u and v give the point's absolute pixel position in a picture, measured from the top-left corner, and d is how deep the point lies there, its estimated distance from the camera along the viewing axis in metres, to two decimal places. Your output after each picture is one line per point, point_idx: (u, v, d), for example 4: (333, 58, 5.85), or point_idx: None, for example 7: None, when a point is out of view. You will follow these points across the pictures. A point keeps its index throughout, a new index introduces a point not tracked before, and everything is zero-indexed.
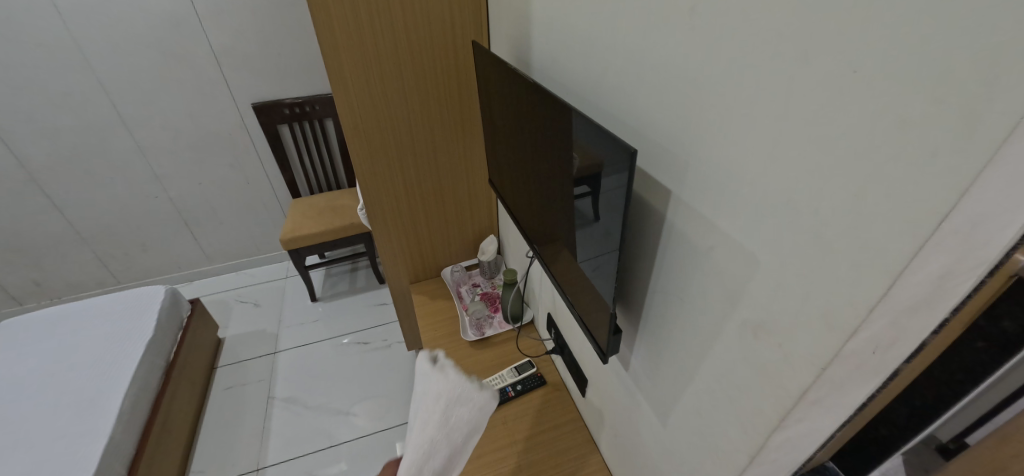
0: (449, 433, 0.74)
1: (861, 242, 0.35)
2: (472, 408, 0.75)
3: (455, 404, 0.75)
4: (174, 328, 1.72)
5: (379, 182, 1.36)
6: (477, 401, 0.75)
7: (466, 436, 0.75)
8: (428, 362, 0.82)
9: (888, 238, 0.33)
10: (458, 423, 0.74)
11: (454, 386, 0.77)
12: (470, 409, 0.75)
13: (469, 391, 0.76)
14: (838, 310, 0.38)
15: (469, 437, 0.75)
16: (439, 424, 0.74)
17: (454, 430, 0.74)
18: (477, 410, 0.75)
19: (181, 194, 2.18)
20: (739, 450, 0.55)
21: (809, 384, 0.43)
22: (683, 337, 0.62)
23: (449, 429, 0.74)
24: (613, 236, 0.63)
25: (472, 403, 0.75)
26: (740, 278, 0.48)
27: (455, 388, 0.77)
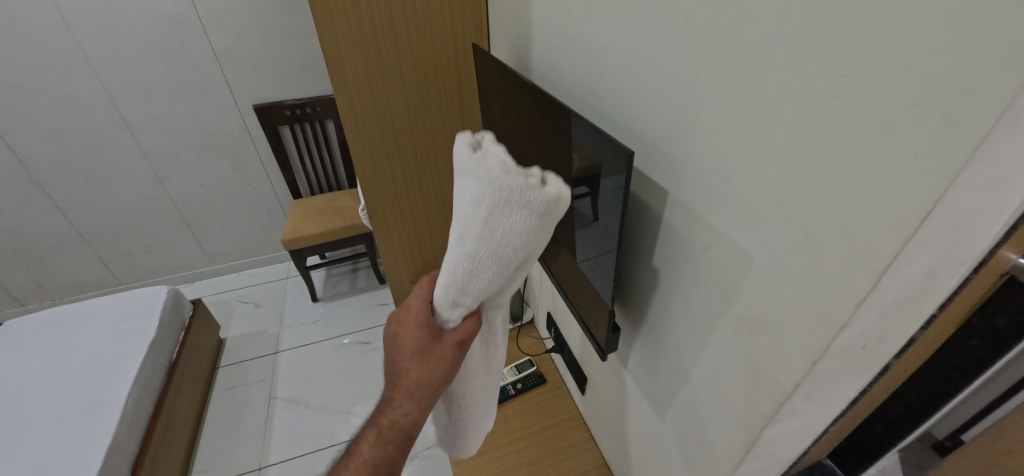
0: (494, 256, 0.48)
1: (849, 240, 0.37)
2: (527, 216, 0.45)
3: (500, 209, 0.45)
4: (176, 329, 1.73)
5: (380, 182, 1.38)
6: (535, 206, 0.44)
7: (524, 255, 0.49)
8: (467, 149, 0.50)
9: (874, 237, 0.35)
10: (505, 236, 0.47)
11: (495, 178, 0.45)
12: (525, 214, 0.45)
13: (520, 190, 0.44)
14: (828, 306, 0.40)
15: (529, 255, 0.49)
16: (475, 242, 0.48)
17: (501, 248, 0.47)
18: (540, 218, 0.45)
19: (182, 195, 2.19)
20: (734, 443, 0.57)
21: (801, 378, 0.44)
22: (679, 334, 0.63)
23: (493, 246, 0.47)
24: (611, 235, 0.64)
25: (525, 205, 0.44)
26: (734, 276, 0.50)
27: (496, 185, 0.45)
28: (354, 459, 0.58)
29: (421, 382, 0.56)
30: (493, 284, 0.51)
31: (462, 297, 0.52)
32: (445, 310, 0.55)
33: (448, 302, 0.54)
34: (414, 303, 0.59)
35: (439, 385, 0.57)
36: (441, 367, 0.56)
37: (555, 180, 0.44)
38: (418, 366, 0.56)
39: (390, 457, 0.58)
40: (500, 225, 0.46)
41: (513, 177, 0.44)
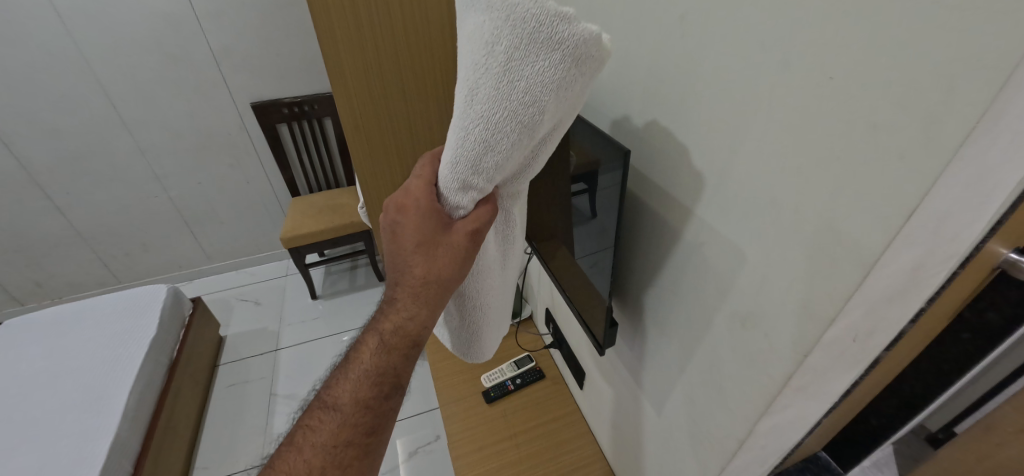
0: (515, 114, 0.45)
1: (838, 236, 0.38)
2: (557, 59, 0.41)
3: (524, 56, 0.42)
4: (176, 327, 1.74)
5: (379, 179, 1.38)
6: (563, 52, 0.41)
7: (549, 112, 0.46)
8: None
9: (862, 233, 0.36)
10: (527, 90, 0.43)
11: (518, 15, 0.41)
12: (552, 61, 0.42)
13: (549, 30, 0.40)
14: (817, 300, 0.41)
15: (554, 116, 0.47)
16: (492, 99, 0.45)
17: (523, 104, 0.44)
18: (570, 60, 0.42)
19: (180, 194, 2.19)
20: (728, 435, 0.58)
21: (793, 370, 0.45)
22: (675, 329, 0.64)
23: (515, 99, 0.44)
24: (608, 232, 0.65)
25: (553, 46, 0.41)
26: (729, 271, 0.51)
27: (520, 26, 0.41)
28: (356, 363, 0.57)
29: (430, 274, 0.57)
30: (513, 153, 0.49)
31: (479, 167, 0.50)
32: (456, 191, 0.53)
33: (460, 179, 0.52)
34: (415, 192, 0.57)
35: (449, 277, 0.57)
36: (451, 254, 0.56)
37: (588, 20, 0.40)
38: (426, 257, 0.56)
39: (393, 357, 0.57)
40: (524, 74, 0.43)
41: (539, 12, 0.40)
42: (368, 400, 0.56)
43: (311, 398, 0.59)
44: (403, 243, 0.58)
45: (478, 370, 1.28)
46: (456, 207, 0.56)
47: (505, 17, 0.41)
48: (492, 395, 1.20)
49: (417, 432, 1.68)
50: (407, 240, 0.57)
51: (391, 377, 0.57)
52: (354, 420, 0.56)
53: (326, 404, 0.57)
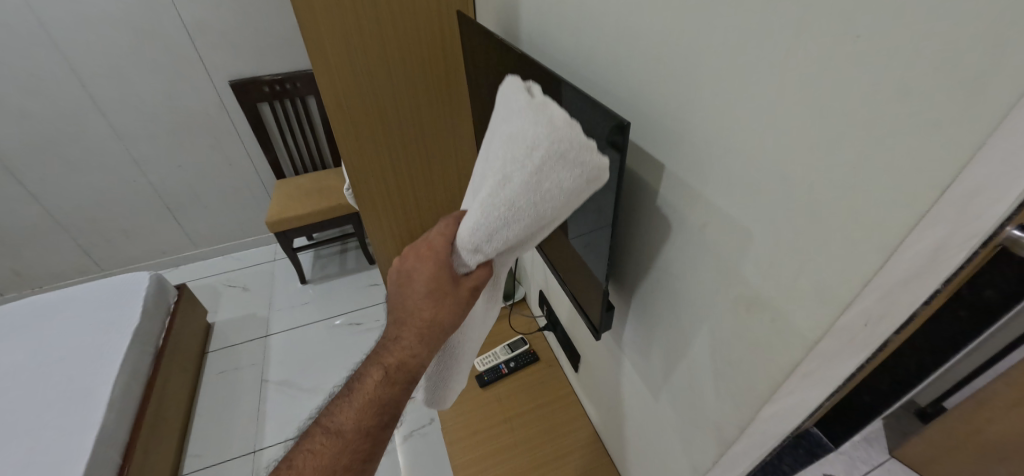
0: (527, 215, 0.48)
1: (857, 216, 0.35)
2: (577, 173, 0.45)
3: (550, 166, 0.45)
4: (161, 314, 1.70)
5: (365, 159, 1.33)
6: (583, 173, 0.45)
7: (554, 216, 0.49)
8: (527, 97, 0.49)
9: (885, 212, 0.33)
10: (543, 197, 0.46)
11: (555, 131, 0.44)
12: (573, 175, 0.45)
13: (577, 152, 0.44)
14: (832, 284, 0.38)
15: (559, 217, 0.49)
16: (514, 191, 0.47)
17: (536, 206, 0.47)
18: (586, 178, 0.45)
19: (161, 178, 2.12)
20: (729, 419, 0.56)
21: (801, 357, 0.43)
22: (673, 313, 0.61)
23: (531, 200, 0.46)
24: (605, 212, 0.62)
25: (578, 163, 0.44)
26: (733, 253, 0.47)
27: (554, 143, 0.44)
28: (357, 395, 0.57)
29: (433, 323, 0.56)
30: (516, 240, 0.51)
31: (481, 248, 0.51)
32: (463, 258, 0.54)
33: (465, 251, 0.53)
34: (427, 248, 0.57)
35: (449, 331, 0.57)
36: (453, 311, 0.56)
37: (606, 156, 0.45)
38: (429, 308, 0.56)
39: (395, 396, 0.57)
40: (547, 180, 0.45)
41: (574, 134, 0.44)
42: (369, 429, 0.56)
43: (311, 422, 0.59)
44: (411, 286, 0.57)
45: None
46: (460, 266, 0.56)
47: (546, 129, 0.44)
48: (485, 378, 1.18)
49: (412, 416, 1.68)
50: (416, 286, 0.56)
51: (390, 412, 0.57)
52: (354, 447, 0.56)
53: (328, 429, 0.57)
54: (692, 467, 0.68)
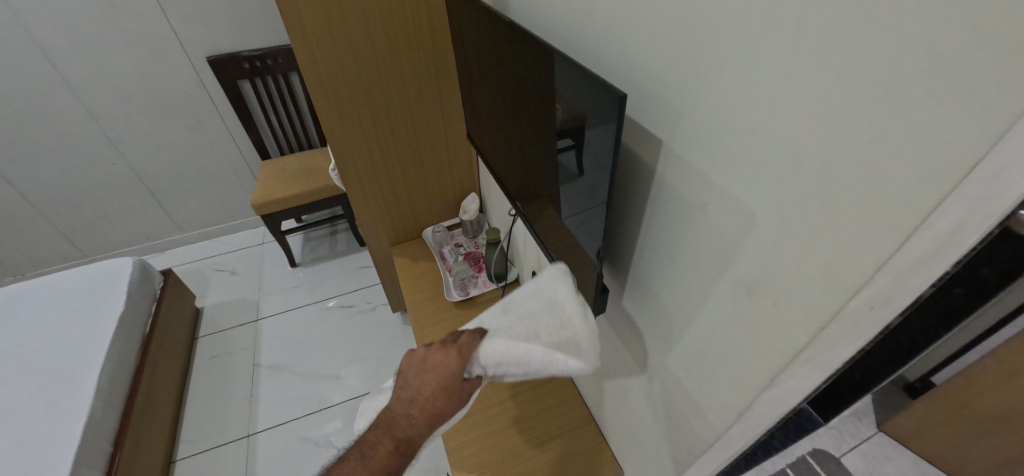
0: (537, 371, 0.66)
1: (872, 195, 0.32)
2: (577, 360, 0.64)
3: (563, 350, 0.64)
4: (147, 301, 1.66)
5: (351, 138, 1.28)
6: (581, 361, 0.65)
7: (547, 375, 0.67)
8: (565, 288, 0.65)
9: (906, 192, 0.30)
10: (550, 366, 0.64)
11: (573, 331, 0.64)
12: (573, 362, 0.64)
13: (582, 349, 0.65)
14: (843, 267, 0.36)
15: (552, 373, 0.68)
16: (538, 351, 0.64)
17: (544, 370, 0.65)
18: (579, 366, 0.65)
19: (141, 160, 2.05)
20: (726, 404, 0.55)
21: (806, 341, 0.41)
22: (669, 296, 0.59)
23: (543, 364, 0.65)
24: (599, 192, 0.59)
25: (579, 354, 0.64)
26: (736, 234, 0.45)
27: (572, 337, 0.64)
28: (371, 455, 0.66)
29: (443, 414, 0.67)
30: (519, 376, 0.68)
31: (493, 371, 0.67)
32: (479, 369, 0.68)
33: (483, 366, 0.67)
34: (449, 348, 0.70)
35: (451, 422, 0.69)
36: (458, 407, 0.68)
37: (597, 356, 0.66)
38: (443, 400, 0.67)
39: (398, 461, 0.67)
40: (558, 358, 0.64)
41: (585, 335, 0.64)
42: None
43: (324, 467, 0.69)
44: (424, 375, 0.68)
45: None
46: (471, 369, 0.68)
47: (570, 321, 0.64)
48: None
49: None
50: (428, 378, 0.68)
51: None
52: None
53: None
54: (687, 450, 0.67)
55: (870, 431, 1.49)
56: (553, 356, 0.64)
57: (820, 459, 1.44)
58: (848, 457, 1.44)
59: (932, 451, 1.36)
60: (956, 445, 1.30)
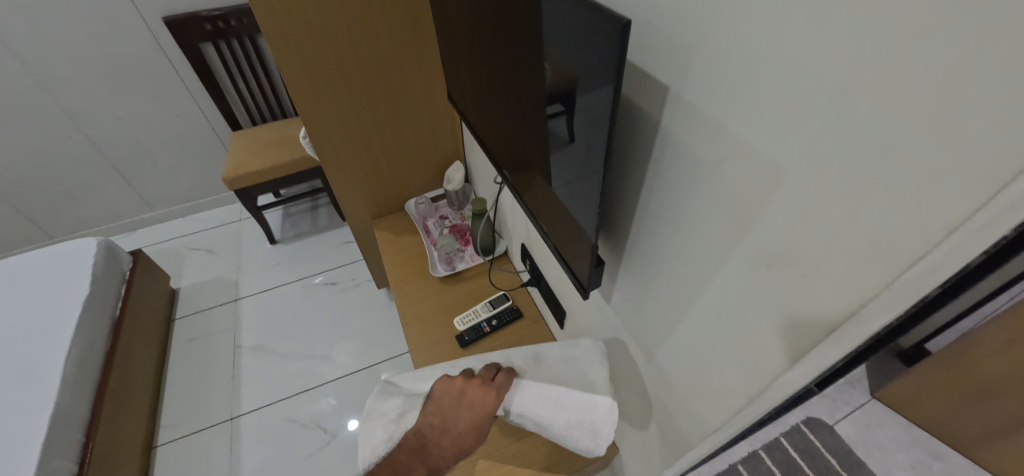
0: (556, 431, 0.73)
1: (946, 142, 0.25)
2: (587, 440, 0.72)
3: (582, 426, 0.72)
4: (115, 283, 1.58)
5: (322, 104, 1.16)
6: (590, 442, 0.72)
7: (557, 437, 0.74)
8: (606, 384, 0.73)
9: (998, 134, 0.23)
10: (566, 432, 0.73)
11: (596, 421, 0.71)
12: (584, 439, 0.72)
13: (597, 435, 0.71)
14: (899, 233, 0.29)
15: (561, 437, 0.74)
16: (566, 415, 0.72)
17: (559, 432, 0.73)
18: (586, 443, 0.72)
19: (100, 134, 1.91)
20: (734, 387, 0.49)
21: (840, 322, 0.35)
22: (672, 269, 0.53)
23: (561, 427, 0.73)
24: (596, 152, 0.51)
25: (593, 438, 0.72)
26: (757, 197, 0.38)
27: (594, 423, 0.71)
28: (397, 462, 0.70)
29: (465, 449, 0.72)
30: (537, 426, 0.75)
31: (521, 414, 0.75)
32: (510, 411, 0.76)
33: (515, 410, 0.75)
34: (486, 387, 0.75)
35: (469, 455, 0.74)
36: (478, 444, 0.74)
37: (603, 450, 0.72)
38: (470, 436, 0.72)
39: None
40: (576, 428, 0.72)
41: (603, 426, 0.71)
42: None
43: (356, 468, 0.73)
44: (459, 409, 0.73)
45: (449, 314, 1.18)
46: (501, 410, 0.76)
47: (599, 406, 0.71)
48: (466, 339, 1.10)
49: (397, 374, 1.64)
50: (462, 413, 0.73)
51: None
52: None
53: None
54: (688, 434, 0.62)
55: (863, 399, 1.48)
56: (570, 429, 0.73)
57: (813, 427, 1.44)
58: (841, 424, 1.43)
59: (925, 417, 1.36)
60: (949, 412, 1.29)
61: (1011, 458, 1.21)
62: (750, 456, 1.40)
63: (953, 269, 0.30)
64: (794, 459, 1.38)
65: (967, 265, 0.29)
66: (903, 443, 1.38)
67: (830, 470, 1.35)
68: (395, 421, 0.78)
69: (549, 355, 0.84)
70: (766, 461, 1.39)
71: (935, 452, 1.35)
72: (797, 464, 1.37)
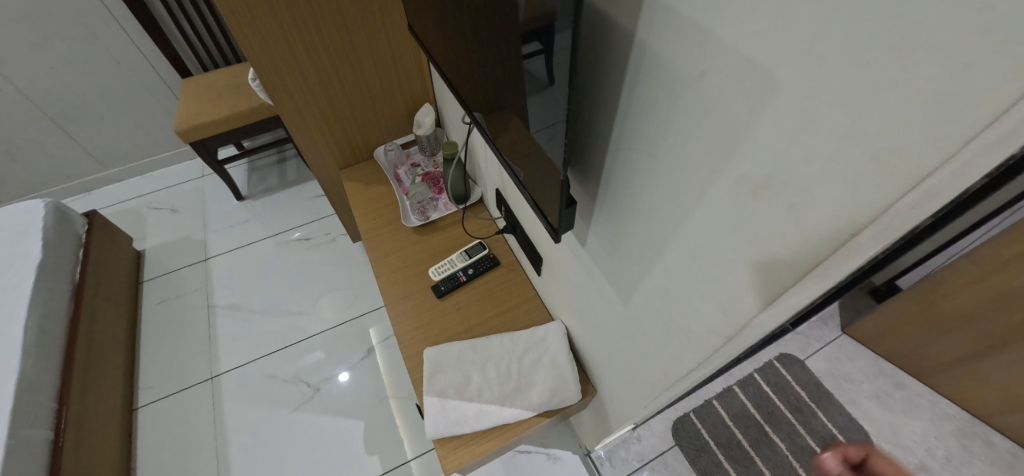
0: (541, 389, 0.91)
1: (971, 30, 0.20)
2: (565, 389, 0.91)
3: (558, 380, 0.91)
4: (70, 247, 1.49)
5: (266, 41, 1.03)
6: (567, 390, 0.91)
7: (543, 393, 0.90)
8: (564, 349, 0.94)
9: None
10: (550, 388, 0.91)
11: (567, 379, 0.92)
12: (563, 390, 0.90)
13: (570, 385, 0.91)
14: (904, 148, 0.24)
15: (546, 393, 0.90)
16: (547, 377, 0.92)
17: (545, 389, 0.91)
18: (564, 393, 0.90)
19: (33, 85, 1.73)
20: (709, 325, 0.47)
21: (826, 257, 0.31)
22: (648, 204, 0.48)
23: (545, 386, 0.91)
24: (563, 75, 0.44)
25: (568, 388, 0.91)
26: (741, 117, 0.33)
27: (564, 379, 0.91)
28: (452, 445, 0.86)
29: None
30: (528, 388, 0.91)
31: (512, 380, 0.92)
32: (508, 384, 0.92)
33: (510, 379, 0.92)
34: None
35: None
36: None
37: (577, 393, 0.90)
38: None
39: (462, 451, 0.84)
40: (556, 385, 0.91)
41: (572, 380, 0.91)
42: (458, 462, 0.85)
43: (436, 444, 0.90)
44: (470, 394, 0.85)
45: (424, 263, 1.14)
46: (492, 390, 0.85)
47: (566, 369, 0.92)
48: (442, 289, 1.08)
49: (380, 326, 1.63)
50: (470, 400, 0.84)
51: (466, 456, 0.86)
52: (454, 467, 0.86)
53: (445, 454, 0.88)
54: (664, 374, 0.61)
55: (834, 334, 1.52)
56: (552, 387, 0.91)
57: (785, 362, 1.48)
58: (812, 359, 1.48)
59: (891, 349, 1.40)
60: (915, 344, 1.33)
61: (968, 384, 1.28)
62: (725, 392, 1.44)
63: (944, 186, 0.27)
64: (767, 392, 1.43)
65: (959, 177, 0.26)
66: (869, 375, 1.43)
67: (800, 401, 1.41)
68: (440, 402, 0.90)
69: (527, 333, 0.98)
70: (740, 395, 1.44)
71: (899, 381, 1.41)
72: (769, 397, 1.42)
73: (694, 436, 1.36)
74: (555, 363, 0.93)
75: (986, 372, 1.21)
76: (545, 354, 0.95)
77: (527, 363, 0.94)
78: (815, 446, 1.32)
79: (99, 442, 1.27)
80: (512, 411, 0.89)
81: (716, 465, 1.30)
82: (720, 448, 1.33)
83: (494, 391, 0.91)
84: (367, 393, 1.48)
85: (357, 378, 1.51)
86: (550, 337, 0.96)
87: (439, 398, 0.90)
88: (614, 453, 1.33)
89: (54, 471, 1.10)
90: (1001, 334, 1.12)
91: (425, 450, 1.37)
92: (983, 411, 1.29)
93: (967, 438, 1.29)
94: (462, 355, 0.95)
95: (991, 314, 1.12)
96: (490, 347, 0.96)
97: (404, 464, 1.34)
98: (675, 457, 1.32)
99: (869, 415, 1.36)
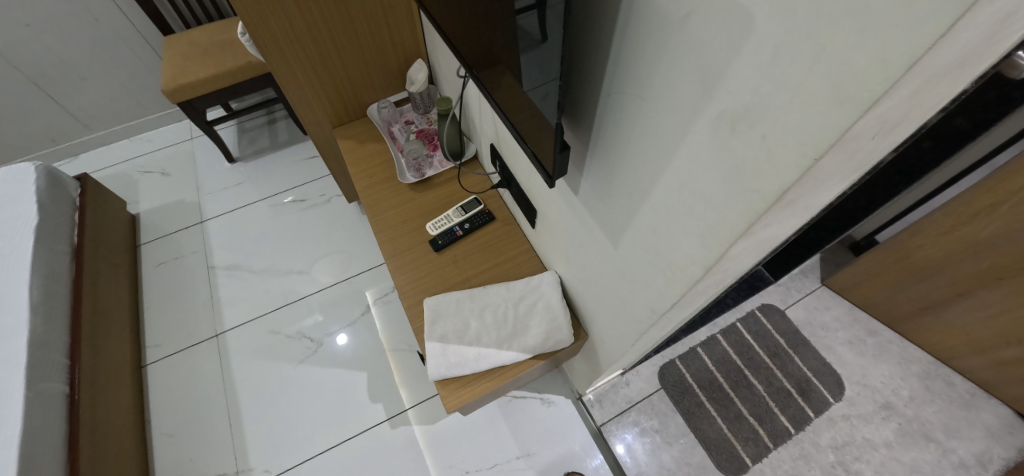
0: (537, 339, 0.96)
1: None
2: (560, 336, 0.96)
3: (552, 329, 0.96)
4: (66, 210, 1.49)
5: None
6: (560, 337, 0.96)
7: (539, 340, 0.95)
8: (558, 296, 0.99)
9: None
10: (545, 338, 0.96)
11: (560, 327, 0.96)
12: (557, 338, 0.96)
13: (562, 332, 0.96)
14: (858, 76, 0.28)
15: (539, 337, 0.96)
16: (542, 324, 0.97)
17: (541, 339, 0.96)
18: (558, 340, 0.96)
19: (10, 45, 1.68)
20: (691, 257, 0.51)
21: (792, 182, 0.35)
22: (638, 146, 0.51)
23: (541, 336, 0.96)
24: (555, 20, 0.46)
25: (561, 334, 0.96)
26: (721, 56, 0.36)
27: (557, 327, 0.96)
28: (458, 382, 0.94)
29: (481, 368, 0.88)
30: (523, 336, 0.97)
31: (509, 332, 0.97)
32: (507, 336, 0.97)
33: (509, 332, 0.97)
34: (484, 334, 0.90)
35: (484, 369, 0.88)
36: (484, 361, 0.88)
37: (569, 339, 0.96)
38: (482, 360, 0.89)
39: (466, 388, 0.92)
40: (551, 334, 0.96)
41: (564, 329, 0.96)
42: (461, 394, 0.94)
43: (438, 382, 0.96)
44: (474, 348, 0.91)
45: (421, 219, 1.17)
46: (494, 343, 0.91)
47: (557, 317, 0.97)
48: (440, 242, 1.12)
49: (378, 284, 1.68)
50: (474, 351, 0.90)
51: (467, 390, 0.94)
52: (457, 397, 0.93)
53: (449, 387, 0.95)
54: (649, 310, 0.66)
55: (814, 286, 1.60)
56: (548, 334, 0.96)
57: (767, 312, 1.56)
58: (791, 309, 1.56)
59: (866, 299, 1.49)
60: (888, 293, 1.41)
61: (934, 330, 1.37)
62: (709, 340, 1.52)
63: (895, 115, 0.31)
64: (748, 340, 1.51)
65: (907, 105, 0.30)
66: (844, 323, 1.52)
67: (779, 348, 1.49)
68: (442, 350, 0.95)
69: (524, 284, 1.02)
70: (722, 343, 1.52)
71: (871, 329, 1.50)
72: (750, 344, 1.51)
73: (678, 380, 1.44)
74: (549, 309, 0.98)
75: (952, 318, 1.30)
76: (539, 300, 1.00)
77: (522, 311, 0.99)
78: (790, 388, 1.42)
79: (113, 396, 1.32)
80: (509, 355, 0.95)
81: (698, 406, 1.40)
82: (703, 390, 1.43)
83: (492, 336, 0.97)
84: (367, 347, 1.54)
85: (358, 334, 1.57)
86: (544, 285, 1.01)
87: (440, 343, 0.96)
88: (605, 396, 1.42)
89: (74, 422, 1.15)
90: (967, 282, 1.19)
91: (425, 399, 1.44)
92: (947, 355, 1.38)
93: (930, 379, 1.40)
94: (461, 303, 1.01)
95: (960, 263, 1.18)
96: (488, 296, 1.01)
97: (405, 412, 1.42)
98: (660, 399, 1.41)
99: (842, 359, 1.46)
